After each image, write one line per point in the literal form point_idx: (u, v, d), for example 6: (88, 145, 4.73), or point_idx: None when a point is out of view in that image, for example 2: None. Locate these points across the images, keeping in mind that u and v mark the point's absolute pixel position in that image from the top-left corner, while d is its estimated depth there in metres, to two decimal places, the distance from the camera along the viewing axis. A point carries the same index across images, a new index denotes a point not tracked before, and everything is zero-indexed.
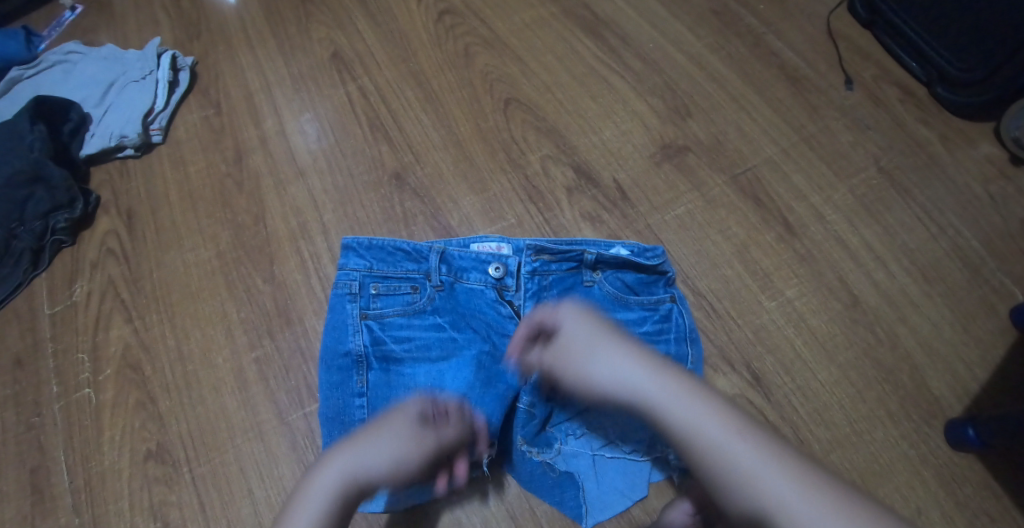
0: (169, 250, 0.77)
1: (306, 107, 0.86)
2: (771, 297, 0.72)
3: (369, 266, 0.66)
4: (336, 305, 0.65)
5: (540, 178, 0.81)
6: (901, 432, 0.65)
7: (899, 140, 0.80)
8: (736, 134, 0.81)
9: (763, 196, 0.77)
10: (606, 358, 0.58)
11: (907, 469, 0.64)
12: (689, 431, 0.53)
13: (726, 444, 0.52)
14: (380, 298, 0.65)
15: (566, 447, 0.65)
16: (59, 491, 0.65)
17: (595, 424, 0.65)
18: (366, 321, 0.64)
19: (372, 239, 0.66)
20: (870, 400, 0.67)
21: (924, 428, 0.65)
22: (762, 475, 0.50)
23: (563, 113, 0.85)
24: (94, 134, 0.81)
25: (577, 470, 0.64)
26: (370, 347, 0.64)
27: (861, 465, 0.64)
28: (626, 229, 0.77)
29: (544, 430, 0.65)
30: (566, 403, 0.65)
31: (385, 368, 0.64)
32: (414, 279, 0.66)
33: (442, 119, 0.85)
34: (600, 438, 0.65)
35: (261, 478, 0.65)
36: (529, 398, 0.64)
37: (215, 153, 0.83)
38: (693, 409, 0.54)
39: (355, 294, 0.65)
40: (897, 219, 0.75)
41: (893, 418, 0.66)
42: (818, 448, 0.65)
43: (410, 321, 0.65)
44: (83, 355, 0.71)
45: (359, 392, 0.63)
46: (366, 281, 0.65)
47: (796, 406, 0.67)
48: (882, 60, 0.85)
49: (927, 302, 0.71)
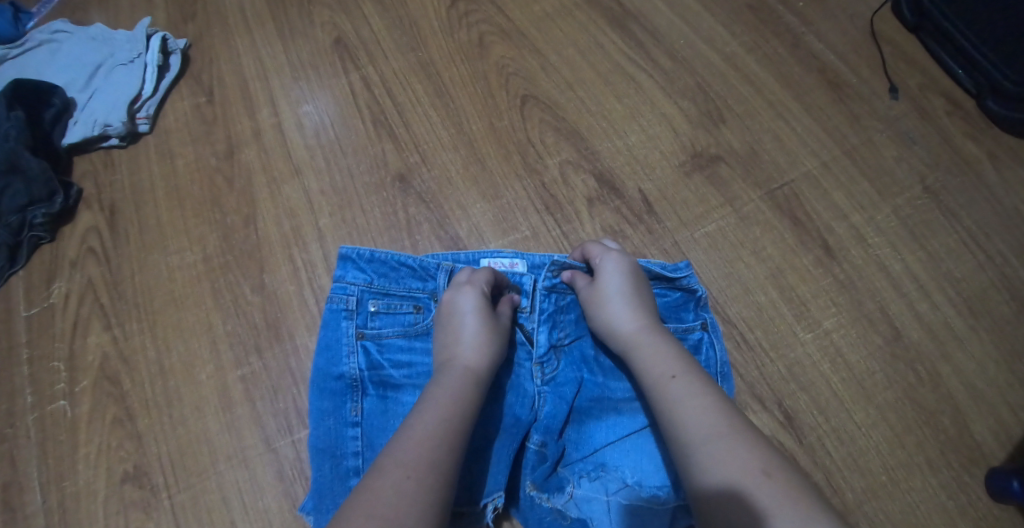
0: (153, 251, 0.72)
1: (305, 97, 0.80)
2: (806, 327, 0.69)
3: (369, 281, 0.65)
4: (331, 321, 0.64)
5: (558, 186, 0.75)
6: (940, 480, 0.63)
7: (945, 158, 0.74)
8: (773, 144, 0.76)
9: (801, 214, 0.73)
10: (614, 314, 0.60)
11: (943, 519, 0.62)
12: (653, 380, 0.54)
13: (675, 395, 0.52)
14: (378, 316, 0.64)
15: (578, 491, 0.61)
16: (31, 512, 0.61)
17: (611, 465, 0.62)
18: (362, 341, 0.63)
19: (374, 253, 0.66)
20: (908, 445, 0.64)
21: (964, 477, 0.63)
22: (699, 429, 0.50)
23: (585, 113, 0.79)
24: (77, 121, 0.75)
25: (590, 515, 0.60)
26: (365, 371, 0.63)
27: (895, 515, 0.62)
28: (652, 247, 0.73)
29: (555, 472, 0.62)
30: (581, 440, 0.63)
31: (381, 394, 0.62)
32: (416, 298, 0.66)
33: (452, 116, 0.79)
34: (616, 481, 0.61)
35: (245, 508, 0.62)
36: (539, 437, 0.62)
37: (205, 146, 0.77)
38: (665, 366, 0.55)
39: (352, 311, 0.64)
40: (943, 245, 0.71)
41: (932, 465, 0.64)
42: (850, 497, 0.63)
43: (409, 344, 0.64)
44: (59, 363, 0.67)
45: (353, 421, 0.61)
46: (364, 297, 0.65)
47: (830, 450, 0.65)
48: (927, 67, 0.79)
49: (971, 336, 0.68)
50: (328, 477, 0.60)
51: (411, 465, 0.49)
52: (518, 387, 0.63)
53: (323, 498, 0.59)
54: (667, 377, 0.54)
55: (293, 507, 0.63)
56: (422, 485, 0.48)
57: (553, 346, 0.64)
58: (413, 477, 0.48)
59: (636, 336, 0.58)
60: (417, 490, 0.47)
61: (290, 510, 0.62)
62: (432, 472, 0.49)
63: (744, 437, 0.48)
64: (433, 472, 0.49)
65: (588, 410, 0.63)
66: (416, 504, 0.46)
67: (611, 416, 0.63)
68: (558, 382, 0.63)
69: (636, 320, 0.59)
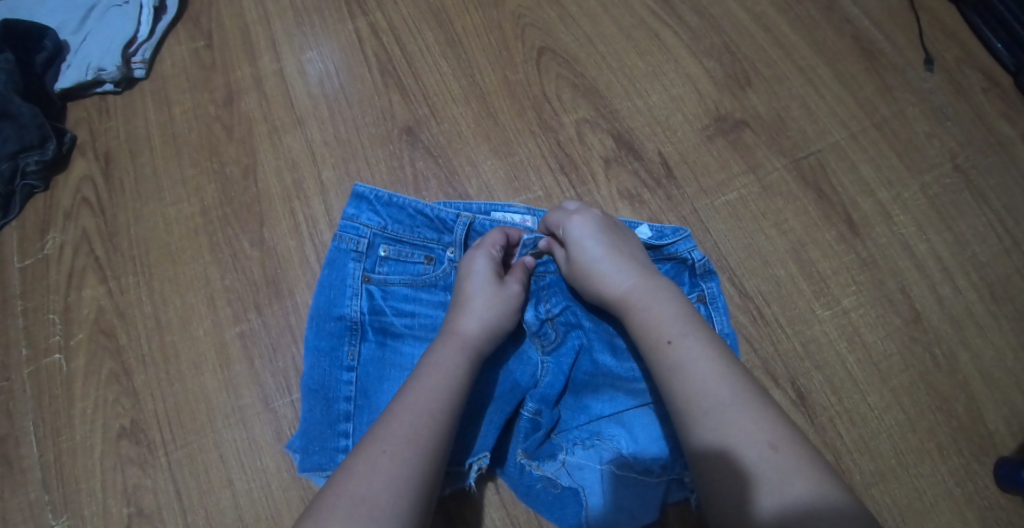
0: (149, 203, 0.70)
1: (309, 43, 0.76)
2: (824, 305, 0.67)
3: (382, 225, 0.64)
4: (339, 261, 0.63)
5: (574, 145, 0.72)
6: (949, 467, 0.63)
7: (979, 135, 0.71)
8: (801, 111, 0.73)
9: (826, 187, 0.71)
10: (602, 280, 0.58)
11: (950, 506, 0.62)
12: (651, 346, 0.53)
13: (676, 360, 0.51)
14: (387, 262, 0.63)
15: (571, 458, 0.61)
16: (28, 465, 0.62)
17: (606, 435, 0.61)
18: (367, 285, 0.63)
19: (392, 197, 0.65)
20: (920, 430, 0.64)
21: (974, 465, 0.63)
22: (704, 397, 0.49)
23: (605, 70, 0.75)
24: (70, 65, 0.72)
25: (581, 484, 0.60)
26: (368, 315, 0.62)
27: (901, 499, 0.62)
28: (670, 213, 0.70)
29: (548, 439, 0.61)
30: (577, 409, 0.62)
31: (380, 341, 0.62)
32: (428, 249, 0.64)
33: (463, 67, 0.75)
34: (610, 450, 0.61)
35: (244, 468, 0.62)
36: (535, 405, 0.60)
37: (204, 92, 0.74)
38: (663, 329, 0.53)
39: (361, 253, 0.63)
40: (971, 227, 0.69)
41: (942, 451, 0.63)
42: (858, 479, 0.63)
43: (414, 293, 0.63)
44: (54, 317, 0.66)
45: (349, 366, 0.61)
46: (376, 240, 0.64)
47: (840, 431, 0.64)
48: (966, 40, 0.74)
49: (991, 323, 0.66)
50: (317, 421, 0.60)
51: (389, 439, 0.48)
52: (520, 353, 0.62)
53: (312, 442, 0.59)
54: (665, 343, 0.52)
55: (292, 467, 0.62)
56: (398, 459, 0.47)
57: (543, 319, 0.62)
58: (388, 452, 0.47)
59: (630, 299, 0.56)
60: (391, 465, 0.47)
61: (290, 470, 0.62)
62: (411, 448, 0.48)
63: (749, 407, 0.48)
64: (413, 446, 0.48)
65: (587, 381, 0.62)
66: (390, 478, 0.46)
67: (609, 388, 0.62)
68: (559, 351, 0.62)
69: (627, 281, 0.57)
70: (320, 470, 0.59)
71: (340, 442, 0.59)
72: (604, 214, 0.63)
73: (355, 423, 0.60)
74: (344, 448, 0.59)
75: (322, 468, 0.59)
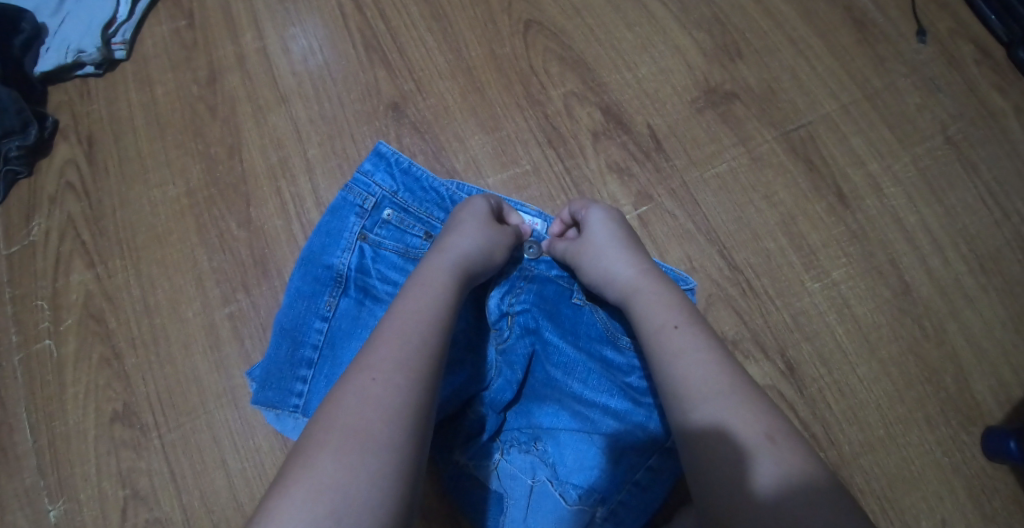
0: (134, 186, 0.70)
1: (292, 20, 0.75)
2: (814, 277, 0.67)
3: (394, 190, 0.65)
4: (343, 212, 0.64)
5: (562, 119, 0.72)
6: (936, 438, 0.63)
7: (970, 107, 0.70)
8: (791, 83, 0.72)
9: (816, 158, 0.70)
10: (609, 267, 0.59)
11: (937, 476, 0.62)
12: (653, 331, 0.53)
13: (677, 346, 0.51)
14: (385, 226, 0.64)
15: (505, 463, 0.60)
16: (23, 451, 0.63)
17: (541, 449, 0.60)
18: (362, 242, 0.63)
19: (410, 166, 0.66)
20: (907, 400, 0.64)
21: (961, 435, 0.63)
22: (702, 384, 0.48)
23: (593, 43, 0.74)
24: (49, 48, 0.71)
25: (508, 492, 0.59)
26: (354, 270, 0.62)
27: (889, 469, 0.63)
28: (659, 186, 0.70)
29: (490, 441, 0.61)
30: (523, 416, 0.61)
31: (360, 299, 0.62)
32: (430, 225, 0.64)
33: (449, 41, 0.74)
34: (542, 467, 0.60)
35: (236, 449, 0.63)
36: (482, 408, 0.61)
37: (186, 72, 0.73)
38: (667, 316, 0.53)
39: (365, 210, 0.64)
40: (960, 199, 0.68)
41: (930, 422, 0.64)
42: (847, 450, 0.64)
43: (402, 263, 0.63)
44: (42, 302, 0.66)
45: (325, 315, 0.61)
46: (383, 202, 0.64)
47: (830, 402, 0.65)
48: (958, 10, 0.73)
49: (979, 295, 0.66)
50: (280, 359, 0.60)
51: (378, 366, 0.46)
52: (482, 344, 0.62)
53: (271, 379, 0.60)
54: (670, 327, 0.52)
55: (283, 447, 0.63)
56: (387, 385, 0.45)
57: (505, 314, 0.62)
58: (379, 380, 0.45)
59: (633, 290, 0.57)
60: (380, 392, 0.45)
61: (282, 450, 0.63)
62: (402, 372, 0.46)
63: (749, 398, 0.48)
64: (404, 372, 0.46)
65: (537, 391, 0.62)
66: (382, 405, 0.44)
67: (555, 402, 0.61)
68: (513, 356, 0.61)
69: (633, 274, 0.58)
70: (271, 406, 0.59)
71: (296, 385, 0.60)
72: (620, 211, 0.64)
73: (314, 372, 0.60)
74: (299, 393, 0.59)
75: (275, 405, 0.59)
